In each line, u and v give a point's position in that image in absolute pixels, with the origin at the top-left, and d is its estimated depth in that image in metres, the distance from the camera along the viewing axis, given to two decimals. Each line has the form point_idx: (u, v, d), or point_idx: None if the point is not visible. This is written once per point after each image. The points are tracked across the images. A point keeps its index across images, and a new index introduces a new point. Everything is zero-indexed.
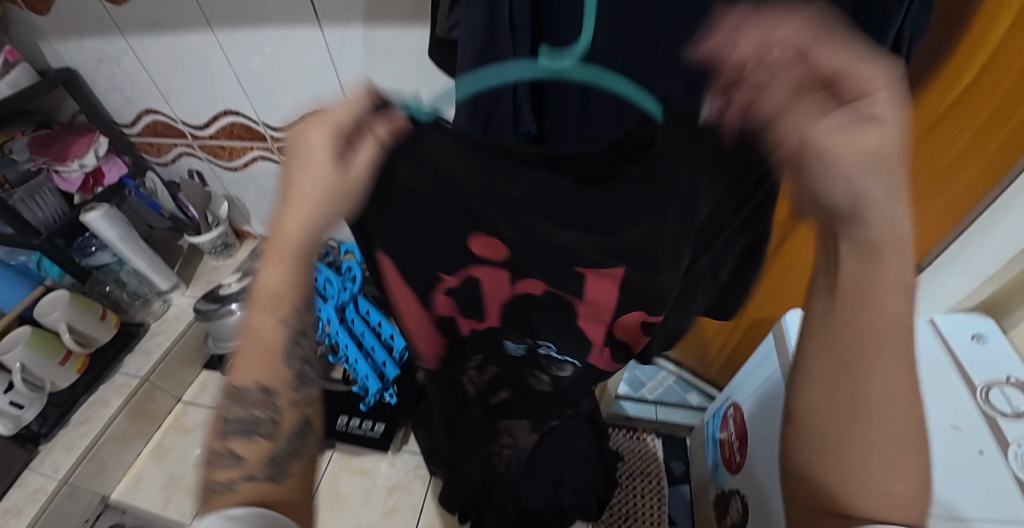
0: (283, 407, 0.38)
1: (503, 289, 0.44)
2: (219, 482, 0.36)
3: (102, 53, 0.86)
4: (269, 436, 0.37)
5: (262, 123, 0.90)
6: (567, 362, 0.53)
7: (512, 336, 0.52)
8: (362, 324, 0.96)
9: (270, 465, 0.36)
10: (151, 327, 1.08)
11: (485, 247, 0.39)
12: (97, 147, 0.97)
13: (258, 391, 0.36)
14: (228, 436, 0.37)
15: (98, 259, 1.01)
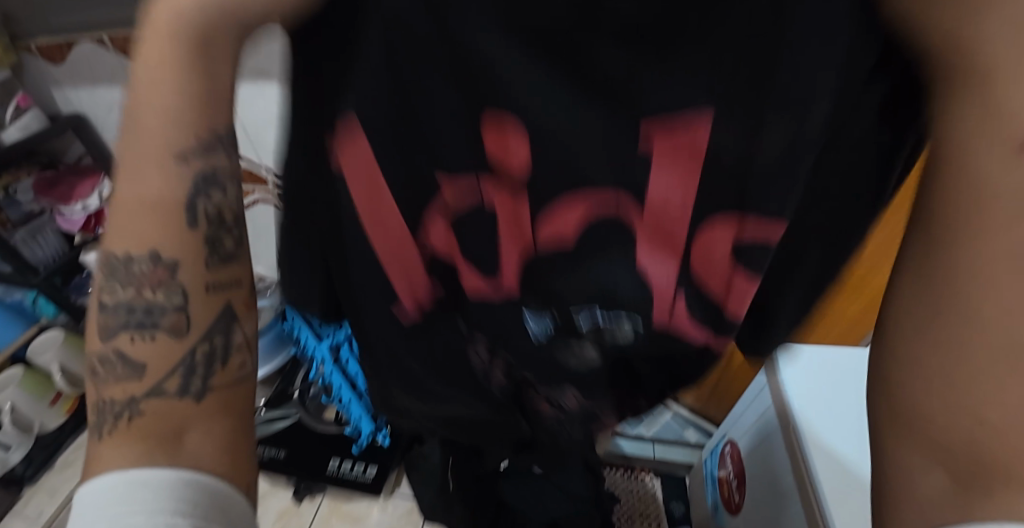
0: (190, 295, 0.24)
1: (522, 225, 0.35)
2: (112, 394, 0.24)
3: (112, 99, 0.89)
4: (176, 334, 0.25)
5: (263, 166, 0.92)
6: (624, 321, 0.41)
7: (533, 304, 0.41)
8: None
9: (182, 374, 0.25)
10: None
11: (498, 148, 0.30)
12: (102, 188, 0.97)
13: (150, 261, 0.23)
14: (110, 331, 0.24)
15: None
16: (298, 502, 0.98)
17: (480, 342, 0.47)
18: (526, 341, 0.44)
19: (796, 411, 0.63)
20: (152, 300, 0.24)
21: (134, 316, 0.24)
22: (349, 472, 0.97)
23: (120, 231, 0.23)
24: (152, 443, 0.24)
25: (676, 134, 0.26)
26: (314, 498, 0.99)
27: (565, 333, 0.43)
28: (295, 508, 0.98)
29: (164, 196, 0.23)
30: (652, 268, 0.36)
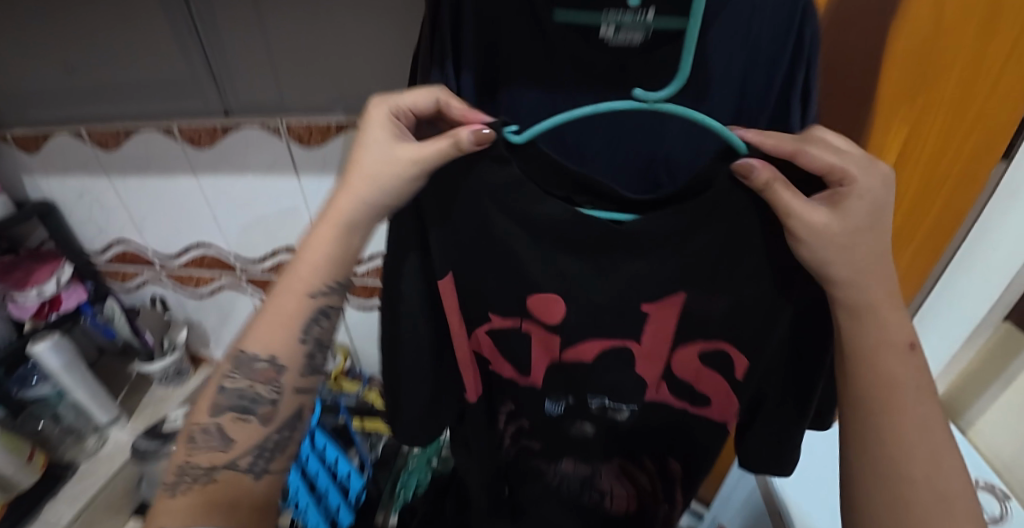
0: (285, 389, 0.43)
1: (552, 351, 0.45)
2: (203, 459, 0.42)
3: (82, 188, 0.88)
4: (263, 422, 0.43)
5: (232, 255, 0.88)
6: (623, 408, 0.49)
7: (552, 393, 0.49)
8: (316, 462, 0.89)
9: (256, 451, 0.43)
10: (81, 468, 0.98)
11: (542, 307, 0.42)
12: (61, 274, 0.94)
13: (266, 360, 0.41)
14: (220, 410, 0.42)
15: (36, 391, 0.95)
16: None
17: (506, 405, 0.54)
18: (543, 420, 0.52)
19: (778, 484, 0.63)
20: (258, 393, 0.42)
21: (241, 404, 0.42)
22: None
23: (257, 339, 0.41)
24: (207, 504, 0.41)
25: (668, 302, 0.40)
26: None
27: (576, 416, 0.51)
28: None
29: (286, 319, 0.41)
30: (642, 366, 0.45)
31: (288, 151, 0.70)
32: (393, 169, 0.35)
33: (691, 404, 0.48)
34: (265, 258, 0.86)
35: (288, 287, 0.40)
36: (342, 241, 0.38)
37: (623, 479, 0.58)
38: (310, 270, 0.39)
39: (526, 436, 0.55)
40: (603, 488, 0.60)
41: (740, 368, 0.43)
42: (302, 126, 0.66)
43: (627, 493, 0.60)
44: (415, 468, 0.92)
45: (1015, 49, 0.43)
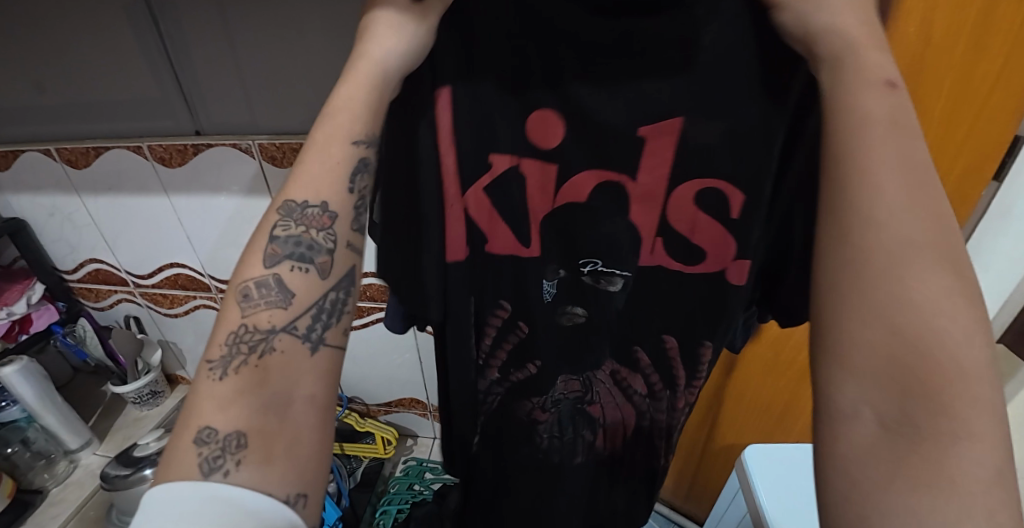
0: (338, 238, 0.35)
1: (548, 192, 0.42)
2: (260, 324, 0.32)
3: (54, 205, 0.86)
4: (322, 274, 0.34)
5: (207, 275, 0.87)
6: (616, 276, 0.45)
7: (547, 271, 0.46)
8: None
9: (318, 315, 0.34)
10: (51, 495, 0.94)
11: (542, 130, 0.39)
12: (31, 293, 0.93)
13: (318, 207, 0.34)
14: (276, 260, 0.34)
15: (5, 414, 0.90)
16: None
17: (501, 308, 0.49)
18: (537, 311, 0.48)
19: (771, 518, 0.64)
20: (314, 240, 0.34)
21: (298, 252, 0.34)
22: None
23: (303, 185, 0.34)
24: (259, 395, 0.31)
25: (664, 129, 0.37)
26: None
27: (569, 296, 0.47)
28: None
29: (335, 161, 0.34)
30: (640, 218, 0.42)
31: (261, 169, 0.69)
32: (409, 17, 0.33)
33: (688, 264, 0.43)
34: None
35: (325, 134, 0.34)
36: (379, 94, 0.34)
37: (618, 401, 0.55)
38: (351, 115, 0.34)
39: (519, 362, 0.53)
40: (594, 415, 0.56)
41: (737, 206, 0.38)
42: (274, 146, 0.66)
43: (622, 421, 0.57)
44: (396, 493, 0.98)
45: (1001, 78, 0.44)
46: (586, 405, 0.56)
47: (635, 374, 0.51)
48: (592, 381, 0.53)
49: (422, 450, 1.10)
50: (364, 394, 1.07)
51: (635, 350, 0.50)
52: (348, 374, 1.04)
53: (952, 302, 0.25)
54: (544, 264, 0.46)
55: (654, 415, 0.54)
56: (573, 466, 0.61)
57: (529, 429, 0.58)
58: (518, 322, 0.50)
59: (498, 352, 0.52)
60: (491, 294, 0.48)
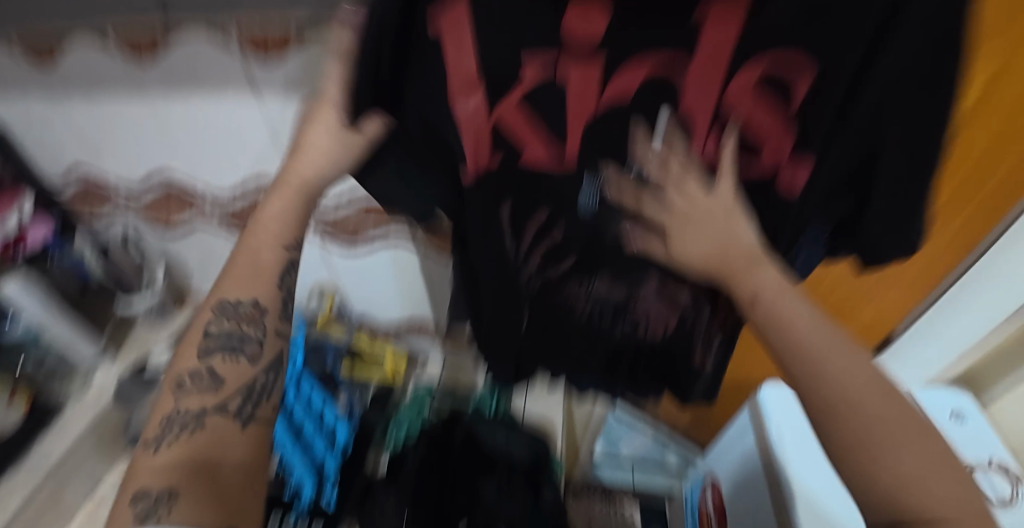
0: (267, 330, 0.50)
1: (591, 91, 0.37)
2: (192, 405, 0.45)
3: (27, 111, 0.79)
4: (252, 360, 0.48)
5: (199, 184, 0.85)
6: (669, 182, 0.42)
7: (591, 166, 0.43)
8: (302, 409, 0.95)
9: (246, 393, 0.47)
10: (69, 406, 0.97)
11: (579, 17, 0.34)
12: (21, 205, 0.89)
13: (251, 305, 0.49)
14: (210, 352, 0.48)
15: (9, 333, 0.88)
16: None
17: (539, 216, 0.48)
18: (578, 218, 0.47)
19: (782, 451, 0.68)
20: (246, 333, 0.49)
21: (229, 345, 0.48)
22: None
23: (236, 288, 0.49)
24: (193, 452, 0.42)
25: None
26: None
27: (615, 202, 0.45)
28: None
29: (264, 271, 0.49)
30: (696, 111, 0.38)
31: (245, 70, 0.64)
32: (338, 146, 0.44)
33: (749, 165, 0.41)
34: (235, 186, 0.85)
35: (263, 233, 0.49)
36: (300, 204, 0.48)
37: (663, 307, 0.55)
38: (274, 227, 0.49)
39: (558, 256, 0.52)
40: (637, 318, 0.57)
41: (798, 91, 0.35)
42: (257, 30, 0.58)
43: (665, 326, 0.57)
44: (406, 414, 0.98)
45: None
46: (630, 311, 0.56)
47: (682, 282, 0.51)
48: (635, 286, 0.53)
49: (432, 372, 1.12)
50: (372, 314, 1.11)
51: (687, 255, 0.48)
52: (355, 295, 1.07)
53: (862, 393, 0.39)
54: (586, 163, 0.42)
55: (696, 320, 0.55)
56: (603, 355, 0.63)
57: (568, 329, 0.61)
58: (550, 229, 0.49)
59: (539, 242, 0.51)
60: (528, 199, 0.47)
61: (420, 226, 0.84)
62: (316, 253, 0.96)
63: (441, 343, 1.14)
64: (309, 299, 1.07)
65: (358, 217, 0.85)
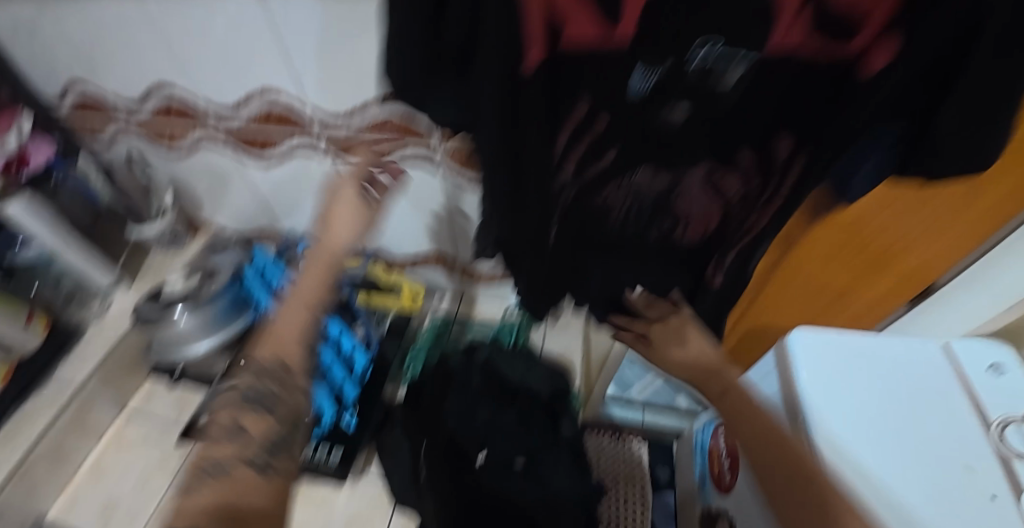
0: (292, 377, 0.49)
1: None
2: (213, 456, 0.43)
3: (13, 16, 0.74)
4: (272, 409, 0.48)
5: (202, 97, 0.82)
6: (737, 60, 0.36)
7: (647, 56, 0.35)
8: (319, 336, 0.98)
9: (268, 449, 0.45)
10: (89, 330, 0.98)
11: None
12: (20, 126, 0.86)
13: (275, 362, 0.49)
14: (240, 410, 0.48)
15: (25, 256, 0.88)
16: None
17: (585, 101, 0.42)
18: (623, 106, 0.41)
19: (802, 379, 0.60)
20: (267, 388, 0.48)
21: (257, 399, 0.48)
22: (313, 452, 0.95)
23: (265, 353, 0.50)
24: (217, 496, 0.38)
25: None
26: None
27: (674, 89, 0.38)
28: None
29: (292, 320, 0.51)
30: None
31: None
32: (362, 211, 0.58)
33: (827, 43, 0.34)
34: (241, 103, 0.82)
35: (308, 290, 0.53)
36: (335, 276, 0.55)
37: (705, 201, 0.55)
38: (320, 275, 0.54)
39: (594, 156, 0.49)
40: (676, 212, 0.57)
41: None
42: None
43: (704, 219, 0.57)
44: (421, 346, 1.04)
45: None
46: (663, 205, 0.56)
47: (731, 172, 0.50)
48: (682, 181, 0.52)
49: (441, 305, 1.14)
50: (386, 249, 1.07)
51: (739, 147, 0.46)
52: None
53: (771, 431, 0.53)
54: (643, 53, 0.35)
55: (734, 219, 0.55)
56: (632, 251, 0.64)
57: (604, 232, 0.60)
58: (597, 115, 0.43)
59: (576, 143, 0.46)
60: (569, 83, 0.40)
61: (439, 146, 0.80)
62: (326, 173, 0.94)
63: (455, 275, 1.11)
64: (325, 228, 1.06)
65: (372, 140, 0.81)
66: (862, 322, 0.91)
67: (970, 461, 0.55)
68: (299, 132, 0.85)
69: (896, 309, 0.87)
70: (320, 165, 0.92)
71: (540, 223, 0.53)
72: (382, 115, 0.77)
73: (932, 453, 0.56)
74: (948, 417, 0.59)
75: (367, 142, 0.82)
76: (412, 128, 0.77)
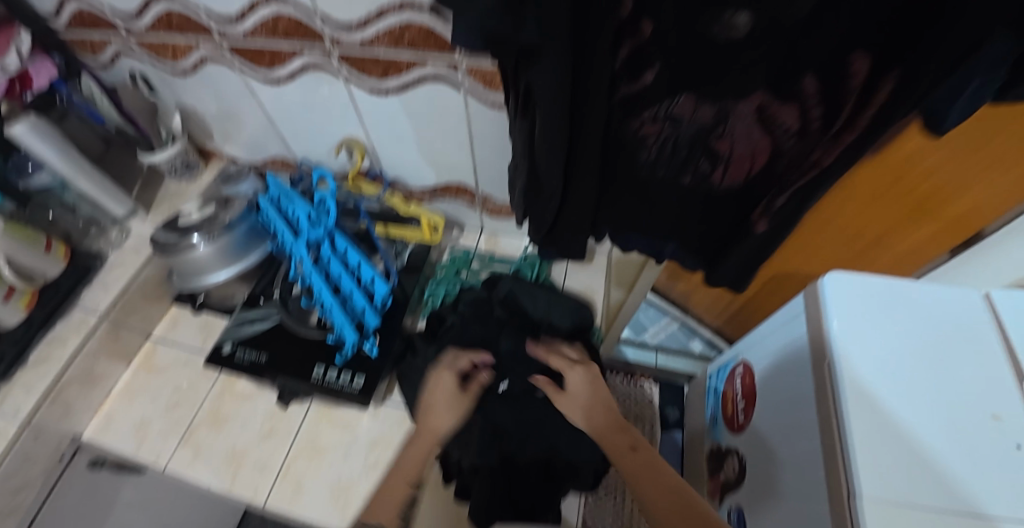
0: None
1: None
2: None
3: None
4: None
5: (202, 10, 0.78)
6: None
7: None
8: (339, 265, 0.92)
9: None
10: (109, 258, 0.99)
11: None
12: (18, 43, 0.82)
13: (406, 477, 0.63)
14: None
15: (37, 180, 0.89)
16: (286, 406, 0.96)
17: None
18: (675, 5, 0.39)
19: (835, 328, 0.57)
20: None
21: None
22: (334, 379, 0.93)
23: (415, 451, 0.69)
24: None
25: None
26: (302, 402, 0.97)
27: None
28: (284, 411, 0.97)
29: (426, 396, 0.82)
30: None
31: None
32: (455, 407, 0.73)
33: None
34: (244, 16, 0.77)
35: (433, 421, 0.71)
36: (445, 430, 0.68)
37: (753, 138, 0.49)
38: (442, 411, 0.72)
39: (635, 72, 0.46)
40: (718, 150, 0.52)
41: None
42: None
43: (749, 158, 0.52)
44: (443, 279, 1.05)
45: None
46: (705, 138, 0.51)
47: (789, 103, 0.45)
48: (729, 111, 0.47)
49: (468, 241, 1.14)
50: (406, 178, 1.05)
51: (802, 73, 0.42)
52: (386, 152, 0.99)
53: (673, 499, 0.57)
54: None
55: (785, 151, 0.49)
56: (665, 192, 0.59)
57: (638, 164, 0.56)
58: (641, 21, 0.41)
59: (616, 51, 0.44)
60: None
61: (461, 65, 0.74)
62: (339, 93, 0.87)
63: (480, 211, 1.08)
64: (339, 155, 1.03)
65: (388, 50, 0.75)
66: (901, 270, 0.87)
67: (1000, 411, 0.51)
68: (305, 49, 0.79)
69: (935, 257, 0.83)
70: (330, 80, 0.84)
71: (574, 145, 0.52)
72: (395, 24, 0.70)
73: (952, 405, 0.52)
74: (978, 360, 0.55)
75: (380, 56, 0.76)
76: (432, 34, 0.69)
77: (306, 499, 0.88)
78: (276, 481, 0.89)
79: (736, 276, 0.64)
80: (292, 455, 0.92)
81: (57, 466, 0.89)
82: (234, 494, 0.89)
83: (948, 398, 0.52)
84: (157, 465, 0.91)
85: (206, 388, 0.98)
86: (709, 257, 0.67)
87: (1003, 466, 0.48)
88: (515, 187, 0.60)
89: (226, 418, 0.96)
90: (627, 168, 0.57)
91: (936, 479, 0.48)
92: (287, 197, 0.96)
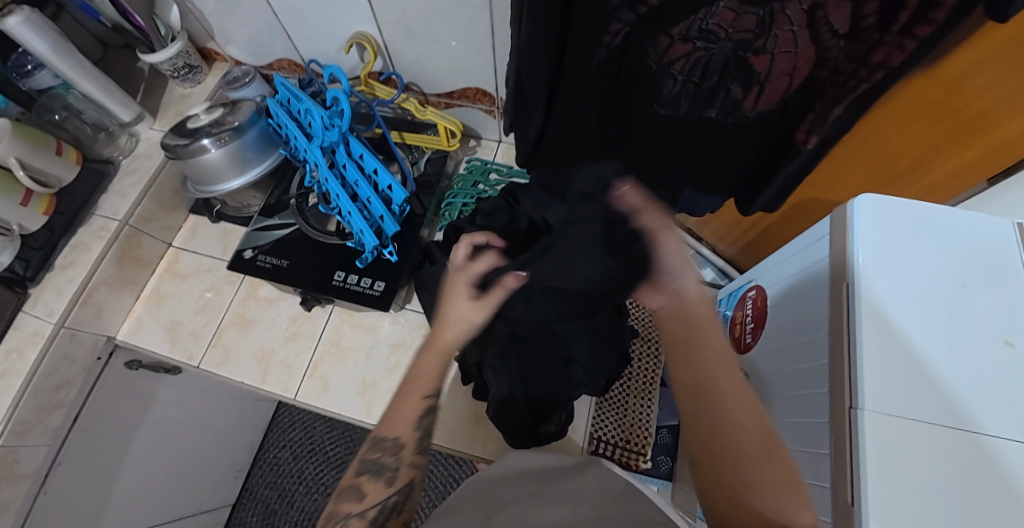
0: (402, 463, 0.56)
1: None
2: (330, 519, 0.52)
3: None
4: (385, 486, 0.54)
5: None
6: None
7: None
8: (355, 171, 0.87)
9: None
10: (121, 166, 1.00)
11: None
12: None
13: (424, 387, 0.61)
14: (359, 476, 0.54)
15: (39, 80, 0.89)
16: (309, 310, 1.00)
17: None
18: None
19: (858, 251, 0.54)
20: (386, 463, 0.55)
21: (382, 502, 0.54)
22: (355, 284, 0.94)
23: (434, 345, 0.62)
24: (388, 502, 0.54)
25: None
26: (324, 307, 1.01)
27: None
28: (307, 314, 1.01)
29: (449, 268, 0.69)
30: None
31: None
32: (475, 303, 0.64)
33: None
34: None
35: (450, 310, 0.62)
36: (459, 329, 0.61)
37: (795, 48, 0.44)
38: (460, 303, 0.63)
39: None
40: (753, 70, 0.47)
41: None
42: None
43: (789, 74, 0.47)
44: (461, 190, 1.03)
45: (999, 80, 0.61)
46: (740, 57, 0.46)
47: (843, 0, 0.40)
48: (774, 17, 0.42)
49: (485, 153, 1.11)
50: (421, 80, 1.00)
51: None
52: (400, 53, 0.93)
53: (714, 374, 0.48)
54: None
55: (831, 60, 0.44)
56: (686, 127, 0.54)
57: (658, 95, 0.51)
58: None
59: None
60: None
61: None
62: None
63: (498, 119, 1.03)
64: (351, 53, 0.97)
65: None
66: (932, 196, 0.85)
67: (1012, 337, 0.49)
68: None
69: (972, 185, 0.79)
70: None
71: (587, 67, 0.47)
72: None
73: (964, 330, 0.50)
74: (1001, 288, 0.52)
75: None
76: None
77: (332, 394, 0.95)
78: (303, 379, 0.96)
79: (769, 198, 0.60)
80: (316, 356, 0.98)
81: (97, 365, 0.96)
82: (265, 389, 0.96)
83: (962, 322, 0.51)
84: (191, 363, 0.98)
85: (230, 294, 1.03)
86: (742, 184, 0.63)
87: (1008, 392, 0.47)
88: (505, 102, 0.57)
89: (251, 320, 1.01)
90: (646, 96, 0.52)
91: (939, 398, 0.48)
92: (297, 98, 0.87)
